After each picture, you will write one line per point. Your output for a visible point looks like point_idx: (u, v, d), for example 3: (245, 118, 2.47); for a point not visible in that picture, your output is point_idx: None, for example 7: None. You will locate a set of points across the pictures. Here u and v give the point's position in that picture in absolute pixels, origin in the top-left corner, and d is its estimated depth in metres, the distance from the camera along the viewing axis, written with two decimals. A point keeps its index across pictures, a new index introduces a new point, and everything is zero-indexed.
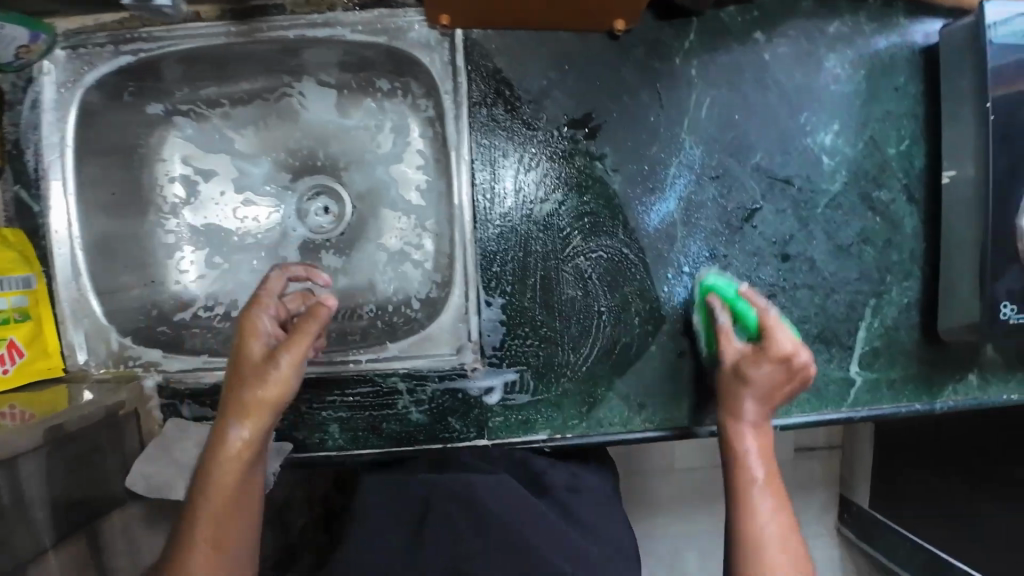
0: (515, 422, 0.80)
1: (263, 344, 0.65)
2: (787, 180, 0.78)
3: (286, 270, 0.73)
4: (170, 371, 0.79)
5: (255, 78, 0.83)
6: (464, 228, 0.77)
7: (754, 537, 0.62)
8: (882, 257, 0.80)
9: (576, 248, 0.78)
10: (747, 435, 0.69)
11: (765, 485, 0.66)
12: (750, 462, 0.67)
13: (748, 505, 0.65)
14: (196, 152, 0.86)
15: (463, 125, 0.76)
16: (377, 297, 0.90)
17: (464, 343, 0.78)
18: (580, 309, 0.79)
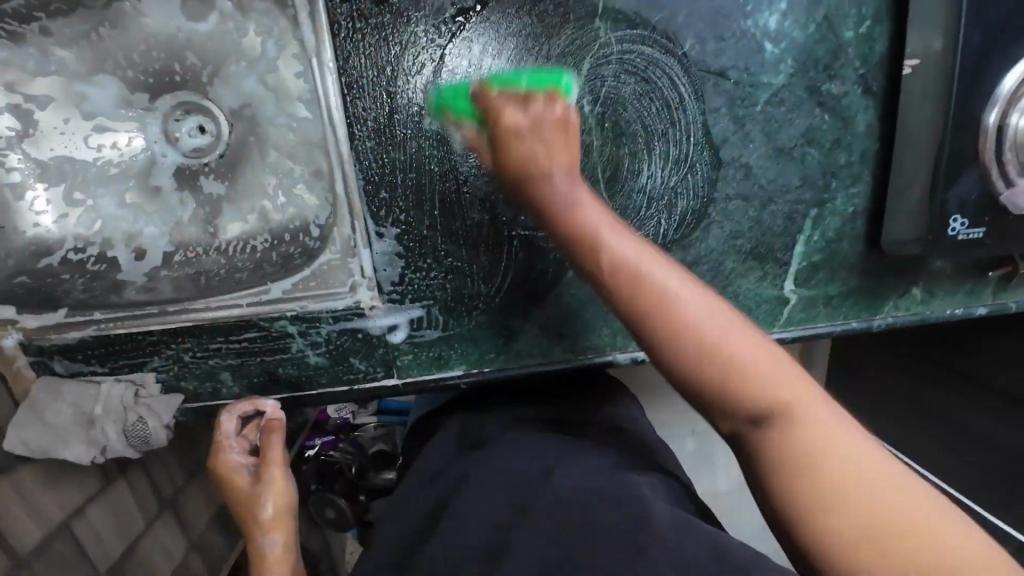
0: (427, 359, 0.74)
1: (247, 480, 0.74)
2: (722, 73, 0.66)
3: (233, 408, 0.75)
4: (30, 330, 0.76)
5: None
6: (341, 149, 0.66)
7: (791, 422, 0.39)
8: (828, 161, 0.70)
9: (478, 164, 0.67)
10: (647, 269, 0.44)
11: (749, 346, 0.41)
12: (683, 318, 0.42)
13: (753, 373, 0.40)
14: (20, 77, 0.72)
15: (322, 24, 0.62)
16: (273, 226, 0.81)
17: (358, 279, 0.70)
18: (489, 233, 0.70)
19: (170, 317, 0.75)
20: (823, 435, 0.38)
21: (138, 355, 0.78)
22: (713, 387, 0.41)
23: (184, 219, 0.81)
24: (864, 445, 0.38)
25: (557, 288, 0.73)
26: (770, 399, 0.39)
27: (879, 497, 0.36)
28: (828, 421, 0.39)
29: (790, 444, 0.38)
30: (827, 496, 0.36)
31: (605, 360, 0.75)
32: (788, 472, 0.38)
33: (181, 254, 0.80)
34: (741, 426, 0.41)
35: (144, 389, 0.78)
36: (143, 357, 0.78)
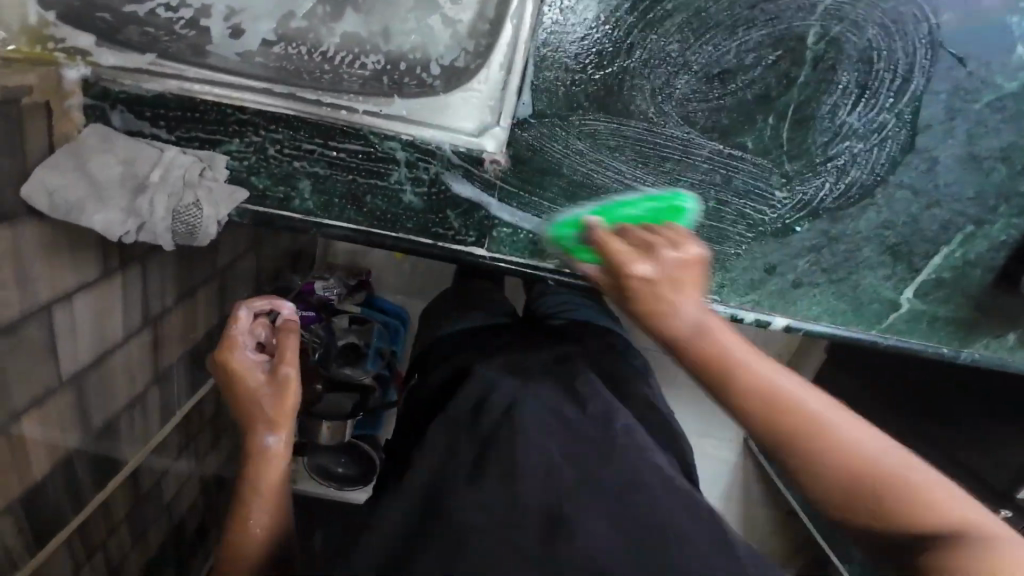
0: (523, 241, 0.68)
1: (260, 376, 0.64)
2: (962, 57, 0.59)
3: (247, 302, 0.67)
4: (101, 69, 0.64)
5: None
6: None
7: (798, 445, 0.43)
8: (1009, 185, 0.65)
9: (671, 54, 0.60)
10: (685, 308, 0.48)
11: (750, 374, 0.45)
12: (735, 369, 0.46)
13: (776, 403, 0.44)
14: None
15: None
16: (392, 50, 0.63)
17: (493, 128, 0.63)
18: (646, 132, 0.63)
19: (271, 100, 0.64)
20: (849, 452, 0.42)
21: (216, 131, 0.66)
22: (772, 414, 0.44)
23: (299, 8, 0.63)
24: (880, 442, 0.42)
25: (692, 221, 0.66)
26: (781, 419, 0.44)
27: (895, 502, 0.40)
28: (878, 442, 0.42)
29: (820, 461, 0.43)
30: (871, 498, 0.41)
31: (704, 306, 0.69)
32: (839, 480, 0.42)
33: (281, 46, 0.63)
34: (717, 375, 0.47)
35: (208, 171, 0.66)
36: (221, 135, 0.66)
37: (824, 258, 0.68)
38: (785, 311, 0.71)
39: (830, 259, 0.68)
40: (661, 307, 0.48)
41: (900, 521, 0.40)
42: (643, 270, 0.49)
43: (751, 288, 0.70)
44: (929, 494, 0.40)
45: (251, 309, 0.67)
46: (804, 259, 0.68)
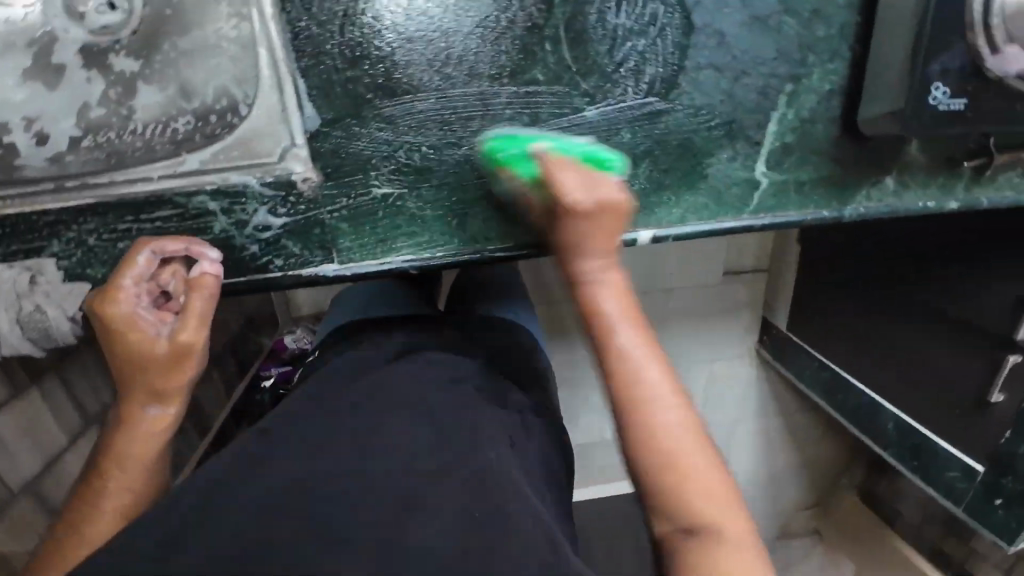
0: (370, 242, 0.67)
1: (153, 330, 0.63)
2: None
3: (156, 245, 0.63)
4: None
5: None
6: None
7: (677, 490, 0.54)
8: (805, 33, 0.65)
9: (427, 19, 0.60)
10: (662, 409, 0.57)
11: (666, 429, 0.56)
12: (660, 437, 0.56)
13: (682, 477, 0.55)
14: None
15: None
16: (195, 107, 0.61)
17: (290, 148, 0.62)
18: (439, 100, 0.63)
19: (70, 193, 0.64)
20: (699, 470, 0.55)
21: (31, 238, 0.66)
22: (663, 479, 0.55)
23: (93, 99, 0.60)
24: (731, 518, 0.54)
25: None
26: (658, 467, 0.55)
27: (718, 541, 0.53)
28: (740, 515, 0.54)
29: (665, 470, 0.55)
30: (697, 537, 0.53)
31: None
32: (682, 543, 0.54)
33: (90, 139, 0.61)
34: (637, 433, 0.57)
35: (42, 275, 0.67)
36: (38, 241, 0.66)
37: (660, 159, 0.69)
38: (646, 223, 0.71)
39: (667, 159, 0.69)
40: (591, 247, 0.61)
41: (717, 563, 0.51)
42: (586, 226, 0.60)
43: None
44: (738, 563, 0.52)
45: (155, 254, 0.63)
46: (643, 166, 0.69)
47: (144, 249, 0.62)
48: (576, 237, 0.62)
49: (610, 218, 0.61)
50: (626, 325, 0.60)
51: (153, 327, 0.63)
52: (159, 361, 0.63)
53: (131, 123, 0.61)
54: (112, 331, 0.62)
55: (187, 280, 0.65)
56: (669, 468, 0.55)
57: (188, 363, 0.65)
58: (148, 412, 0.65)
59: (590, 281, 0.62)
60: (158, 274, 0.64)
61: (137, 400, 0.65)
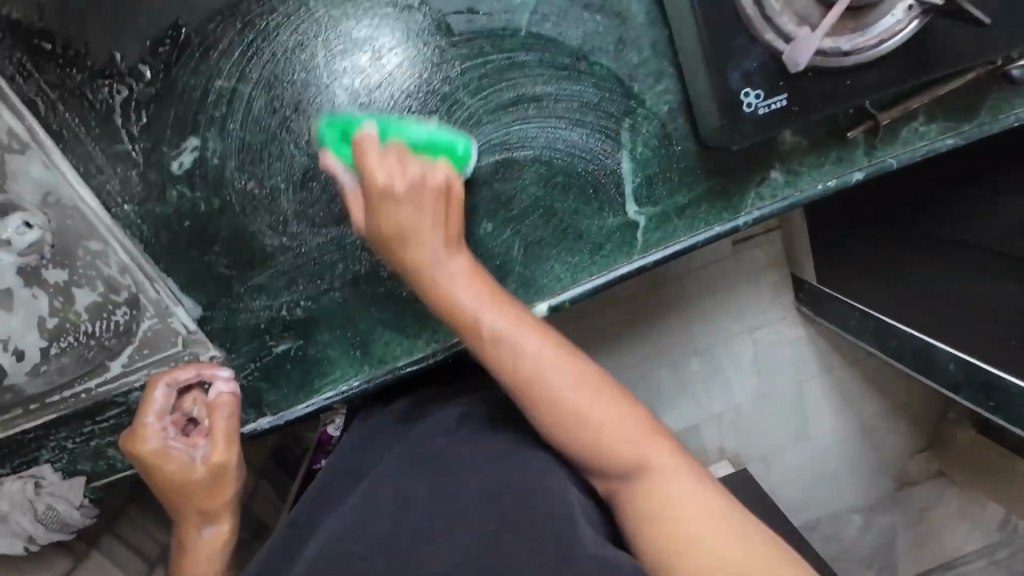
0: (291, 390, 0.72)
1: (185, 458, 0.67)
2: (471, 9, 0.62)
3: (170, 377, 0.67)
4: None
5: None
6: (97, 221, 0.63)
7: (638, 490, 0.50)
8: (618, 66, 0.63)
9: (258, 191, 0.63)
10: (554, 381, 0.52)
11: (616, 426, 0.51)
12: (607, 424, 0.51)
13: (647, 468, 0.50)
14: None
15: (19, 102, 0.60)
16: (124, 297, 0.66)
17: (188, 336, 0.68)
18: (295, 256, 0.66)
19: (35, 414, 0.73)
20: (657, 471, 0.50)
21: (26, 453, 0.75)
22: (628, 466, 0.51)
23: (45, 310, 0.67)
24: (668, 461, 0.51)
25: (397, 285, 0.68)
26: (634, 460, 0.50)
27: (677, 505, 0.48)
28: (671, 455, 0.52)
29: (636, 470, 0.51)
30: (664, 514, 0.48)
31: (468, 340, 0.69)
32: (634, 512, 0.50)
33: (56, 346, 0.68)
34: (585, 427, 0.52)
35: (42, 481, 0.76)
36: (31, 453, 0.75)
37: (528, 233, 0.67)
38: (539, 296, 0.69)
39: (536, 232, 0.67)
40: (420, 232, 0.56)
41: (695, 535, 0.47)
42: (435, 240, 0.56)
43: None
44: (692, 508, 0.48)
45: (171, 387, 0.67)
46: (515, 246, 0.67)
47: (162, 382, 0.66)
48: (404, 230, 0.55)
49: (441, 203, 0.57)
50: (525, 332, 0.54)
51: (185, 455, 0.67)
52: (200, 484, 0.68)
53: (81, 324, 0.67)
54: (150, 467, 0.66)
55: (207, 404, 0.68)
56: (618, 426, 0.51)
57: (224, 480, 0.69)
58: (202, 532, 0.69)
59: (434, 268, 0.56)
60: (178, 404, 0.68)
61: (191, 523, 0.69)
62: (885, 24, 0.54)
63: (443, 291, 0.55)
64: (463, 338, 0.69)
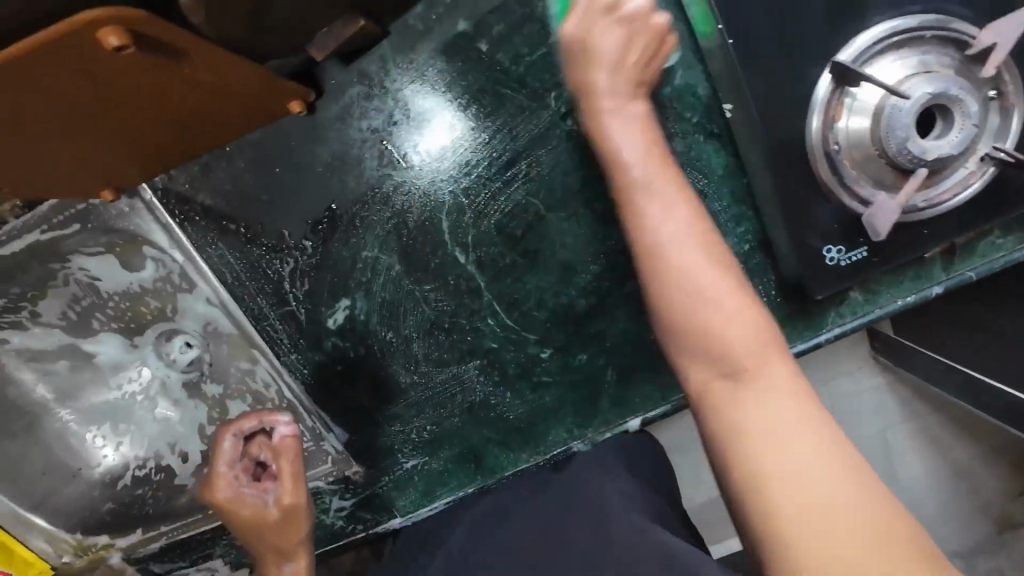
0: (416, 496, 0.83)
1: (258, 500, 0.73)
2: (568, 173, 0.68)
3: (235, 428, 0.76)
4: (127, 547, 0.93)
5: (25, 274, 0.81)
6: (270, 357, 0.75)
7: (763, 493, 0.42)
8: (701, 212, 0.68)
9: (395, 340, 0.75)
10: (720, 328, 0.48)
11: (792, 404, 0.45)
12: (760, 381, 0.46)
13: (779, 468, 0.42)
14: (34, 352, 0.89)
15: (210, 272, 0.71)
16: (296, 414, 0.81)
17: (335, 456, 0.81)
18: (422, 389, 0.78)
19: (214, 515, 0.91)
20: (796, 422, 0.44)
21: (203, 547, 0.92)
22: (798, 435, 0.43)
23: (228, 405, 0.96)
24: (837, 453, 0.42)
25: (504, 409, 0.78)
26: (738, 434, 0.45)
27: (791, 466, 0.42)
28: (847, 461, 0.42)
29: (754, 456, 0.43)
30: (764, 485, 0.42)
31: (566, 452, 0.78)
32: (739, 489, 0.44)
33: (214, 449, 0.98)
34: (713, 427, 0.47)
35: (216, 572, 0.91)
36: (207, 547, 0.91)
37: (622, 359, 0.75)
38: (631, 412, 0.77)
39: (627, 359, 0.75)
40: (613, 61, 0.57)
41: (791, 501, 0.41)
42: (610, 71, 0.57)
43: (590, 416, 0.78)
44: (810, 474, 0.42)
45: (237, 434, 0.76)
46: (608, 369, 0.76)
47: (227, 429, 0.76)
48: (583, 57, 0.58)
49: (647, 34, 0.58)
50: (688, 245, 0.51)
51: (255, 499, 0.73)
52: (271, 525, 0.72)
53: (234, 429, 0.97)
54: (226, 512, 0.73)
55: (273, 447, 0.76)
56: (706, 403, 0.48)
57: (294, 523, 0.73)
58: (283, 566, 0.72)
59: (645, 188, 0.53)
60: (248, 453, 0.77)
61: (269, 560, 0.72)
62: (955, 177, 0.59)
63: (637, 211, 0.53)
64: (562, 450, 0.79)
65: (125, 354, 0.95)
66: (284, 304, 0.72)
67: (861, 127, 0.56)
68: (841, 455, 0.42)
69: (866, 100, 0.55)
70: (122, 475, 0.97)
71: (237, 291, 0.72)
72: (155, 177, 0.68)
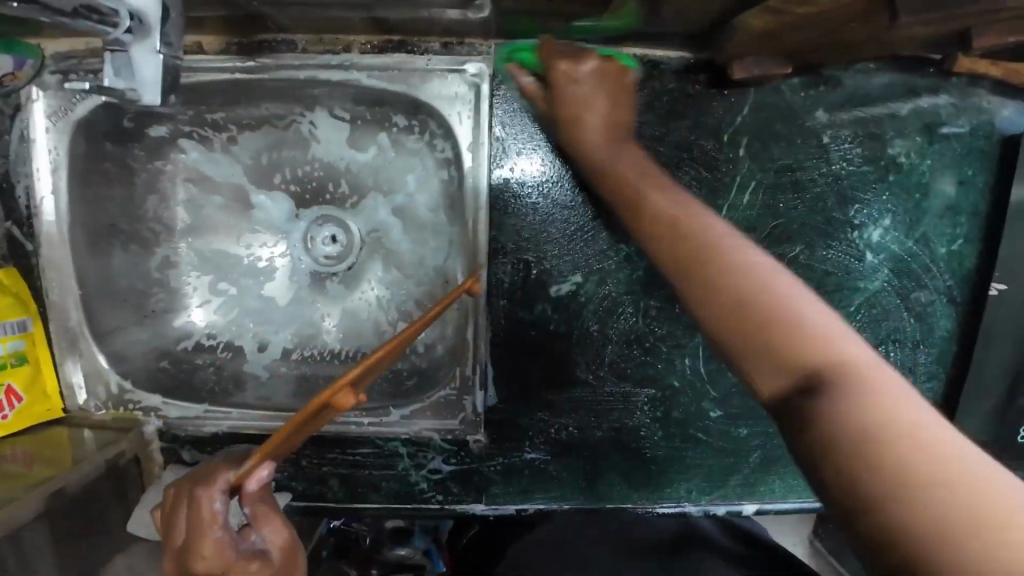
0: (515, 490, 0.80)
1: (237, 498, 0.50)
2: (826, 274, 0.72)
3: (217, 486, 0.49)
4: (170, 420, 0.80)
5: (273, 103, 0.77)
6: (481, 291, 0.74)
7: (837, 431, 0.31)
8: (908, 358, 0.76)
9: (595, 335, 0.76)
10: (758, 270, 0.40)
11: (858, 374, 0.33)
12: (788, 317, 0.37)
13: (880, 427, 0.30)
14: (199, 174, 0.82)
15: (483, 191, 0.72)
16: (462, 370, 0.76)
17: (469, 416, 0.77)
18: (590, 392, 0.77)
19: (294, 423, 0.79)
20: (842, 381, 0.33)
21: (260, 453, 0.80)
22: (833, 427, 0.31)
23: (332, 312, 0.89)
24: (934, 454, 0.29)
25: (647, 445, 0.79)
26: (837, 367, 0.33)
27: (920, 443, 0.29)
28: (950, 450, 0.29)
29: (903, 470, 0.29)
30: (873, 456, 0.30)
31: (677, 508, 0.81)
32: (843, 458, 0.31)
33: (298, 352, 0.86)
34: (803, 425, 0.33)
35: None
36: None
37: (772, 448, 0.80)
38: (751, 497, 0.82)
39: (777, 449, 0.80)
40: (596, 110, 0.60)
41: (905, 438, 0.30)
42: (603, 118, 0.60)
43: (715, 486, 0.81)
44: (898, 403, 0.31)
45: (228, 535, 0.49)
46: (755, 453, 0.80)
47: (216, 526, 0.49)
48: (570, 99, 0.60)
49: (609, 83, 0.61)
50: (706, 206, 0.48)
51: (245, 538, 0.50)
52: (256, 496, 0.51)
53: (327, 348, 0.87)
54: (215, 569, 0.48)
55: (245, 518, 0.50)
56: (682, 262, 0.44)
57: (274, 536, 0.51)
58: None
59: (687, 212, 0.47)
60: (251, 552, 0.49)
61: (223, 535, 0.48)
62: None
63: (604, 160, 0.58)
64: (672, 505, 0.81)
65: (284, 222, 0.88)
66: (527, 251, 0.74)
67: None
68: (891, 390, 0.32)
69: None
70: (191, 337, 0.83)
71: (497, 220, 0.73)
72: (502, 87, 0.71)
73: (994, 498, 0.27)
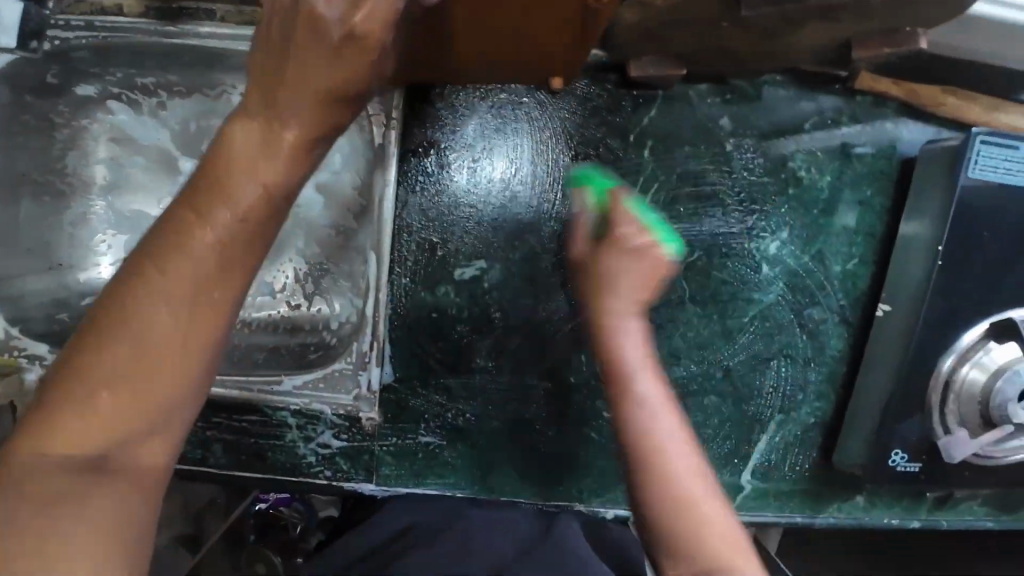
0: (406, 473, 0.78)
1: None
2: (721, 283, 0.74)
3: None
4: None
5: (200, 70, 0.80)
6: (379, 264, 0.73)
7: (676, 518, 0.51)
8: (799, 374, 0.78)
9: (494, 322, 0.75)
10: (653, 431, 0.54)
11: (669, 478, 0.52)
12: (665, 481, 0.52)
13: (682, 496, 0.52)
14: (122, 134, 0.83)
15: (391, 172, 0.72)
16: (357, 346, 0.76)
17: (363, 392, 0.76)
18: (486, 379, 0.77)
19: None
20: (660, 505, 0.52)
21: None
22: (667, 517, 0.51)
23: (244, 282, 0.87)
24: (699, 516, 0.51)
25: (539, 438, 0.78)
26: (678, 501, 0.52)
27: (702, 543, 0.50)
28: (709, 511, 0.52)
29: (679, 545, 0.51)
30: (682, 532, 0.51)
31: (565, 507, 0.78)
32: (673, 521, 0.51)
33: None
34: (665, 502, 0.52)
35: None
36: None
37: None
38: None
39: None
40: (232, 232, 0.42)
41: (702, 522, 0.51)
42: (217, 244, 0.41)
43: (605, 488, 0.79)
44: (715, 517, 0.52)
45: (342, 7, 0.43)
46: None
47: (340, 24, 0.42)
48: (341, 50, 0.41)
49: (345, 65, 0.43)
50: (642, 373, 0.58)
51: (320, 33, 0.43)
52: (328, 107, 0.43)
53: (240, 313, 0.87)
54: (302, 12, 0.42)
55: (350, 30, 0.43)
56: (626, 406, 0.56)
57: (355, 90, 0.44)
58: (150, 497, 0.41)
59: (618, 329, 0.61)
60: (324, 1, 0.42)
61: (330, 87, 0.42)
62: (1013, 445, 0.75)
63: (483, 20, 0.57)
64: (561, 503, 0.78)
65: None
66: (434, 230, 0.74)
67: (976, 382, 0.71)
68: (691, 510, 0.51)
69: (992, 360, 0.70)
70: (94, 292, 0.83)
71: (406, 196, 0.73)
72: None
73: (719, 533, 0.51)
